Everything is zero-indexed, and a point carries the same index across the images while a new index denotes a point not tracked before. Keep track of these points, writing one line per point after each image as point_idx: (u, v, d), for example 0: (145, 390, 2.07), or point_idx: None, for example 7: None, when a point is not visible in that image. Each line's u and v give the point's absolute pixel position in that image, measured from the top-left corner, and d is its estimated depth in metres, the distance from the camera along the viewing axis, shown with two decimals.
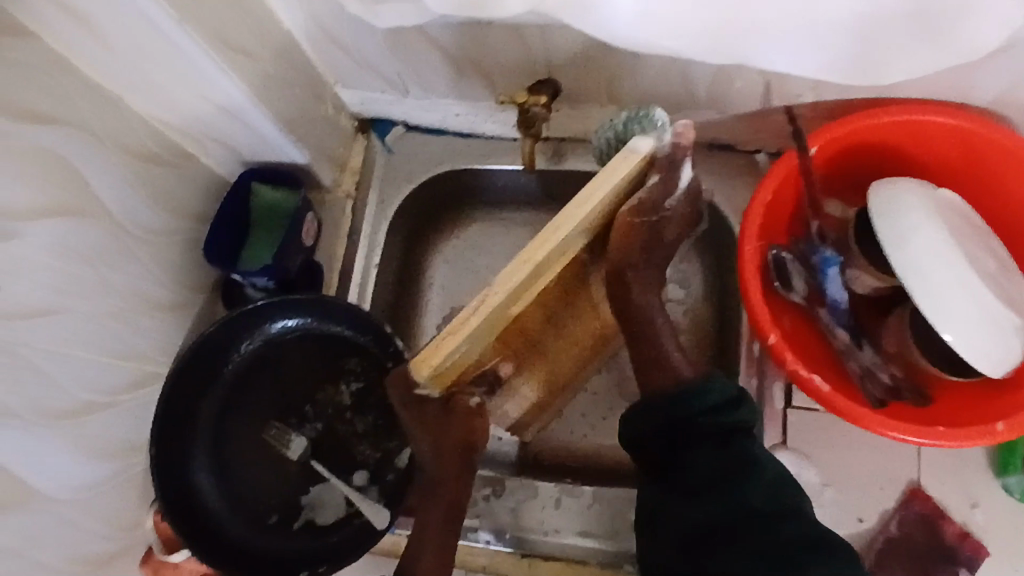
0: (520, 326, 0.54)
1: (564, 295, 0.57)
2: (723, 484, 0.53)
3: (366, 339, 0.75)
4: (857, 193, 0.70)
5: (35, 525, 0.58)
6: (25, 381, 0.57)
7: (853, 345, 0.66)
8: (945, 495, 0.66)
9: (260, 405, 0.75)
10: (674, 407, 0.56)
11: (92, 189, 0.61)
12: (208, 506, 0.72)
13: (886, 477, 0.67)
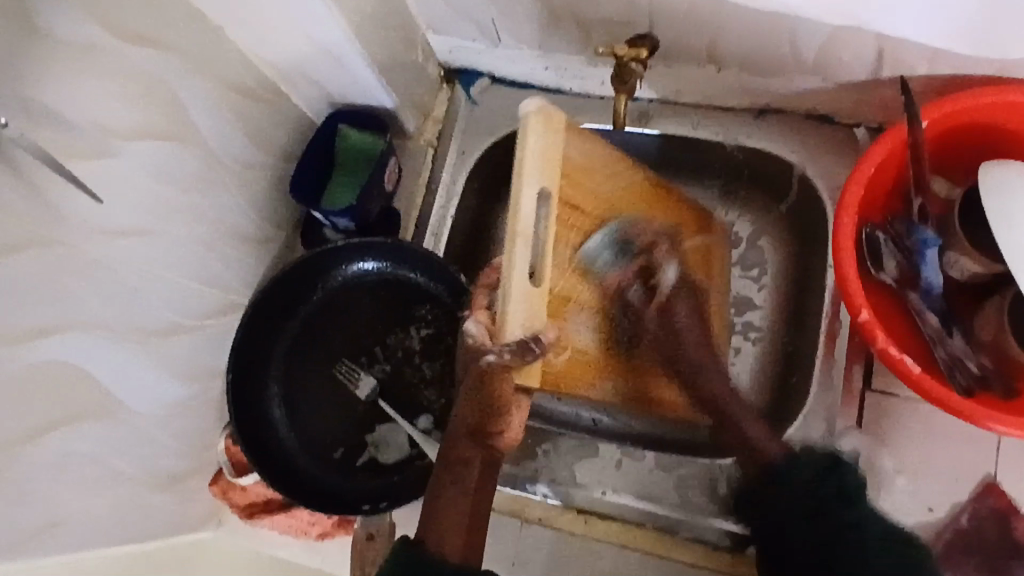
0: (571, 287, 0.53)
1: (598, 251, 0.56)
2: (836, 542, 0.54)
3: (438, 286, 0.75)
4: (962, 175, 0.67)
5: (114, 431, 0.61)
6: (118, 295, 0.59)
7: (944, 331, 0.64)
8: (1023, 495, 0.63)
9: (332, 342, 0.76)
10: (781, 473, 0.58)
11: (191, 116, 0.63)
12: (278, 434, 0.74)
13: (962, 471, 0.64)
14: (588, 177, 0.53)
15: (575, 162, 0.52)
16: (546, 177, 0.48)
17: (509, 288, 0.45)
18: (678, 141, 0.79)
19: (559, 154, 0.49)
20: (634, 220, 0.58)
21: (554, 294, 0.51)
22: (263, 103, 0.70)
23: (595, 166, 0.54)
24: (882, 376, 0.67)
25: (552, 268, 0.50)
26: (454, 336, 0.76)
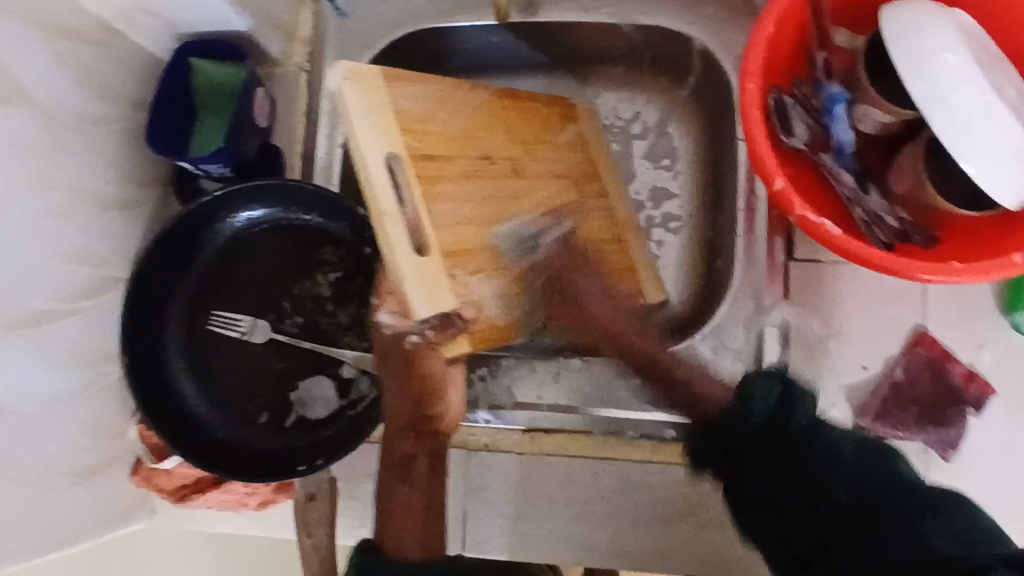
0: (478, 232, 0.57)
1: (489, 187, 0.59)
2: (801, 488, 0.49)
3: (339, 225, 0.69)
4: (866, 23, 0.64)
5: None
6: None
7: (860, 189, 0.62)
8: (954, 340, 0.64)
9: (233, 302, 0.70)
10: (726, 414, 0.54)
11: (10, 70, 0.52)
12: (192, 409, 0.68)
13: (892, 325, 0.64)
14: (436, 126, 0.57)
15: (413, 114, 0.56)
16: (385, 149, 0.54)
17: (397, 269, 0.52)
18: (569, 26, 0.74)
19: (391, 109, 0.54)
20: (497, 145, 0.61)
21: (451, 251, 0.55)
22: (95, 44, 0.60)
23: (441, 109, 0.58)
24: (804, 244, 0.66)
25: (437, 229, 0.55)
26: (366, 276, 0.71)
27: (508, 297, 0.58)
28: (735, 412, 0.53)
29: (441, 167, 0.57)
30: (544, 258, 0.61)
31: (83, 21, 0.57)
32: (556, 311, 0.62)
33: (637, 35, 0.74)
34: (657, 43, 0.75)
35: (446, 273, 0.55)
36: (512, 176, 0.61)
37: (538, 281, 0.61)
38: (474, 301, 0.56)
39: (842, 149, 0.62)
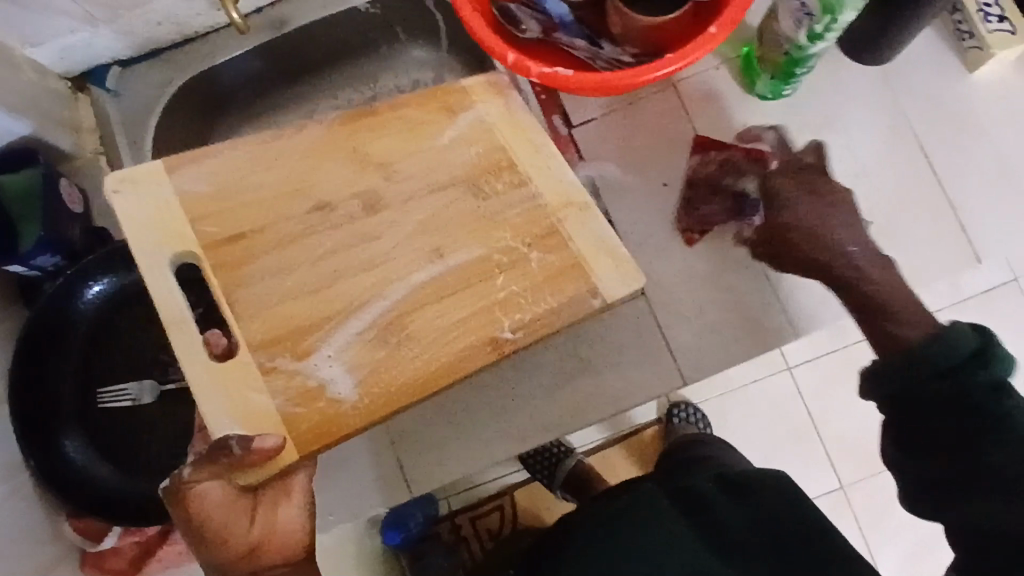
0: (302, 325, 0.51)
1: (307, 256, 0.52)
2: (941, 419, 0.54)
3: None
4: None
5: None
6: None
7: (593, 47, 0.72)
8: (721, 130, 0.73)
9: (112, 373, 0.73)
10: (939, 361, 0.53)
11: None
12: (109, 488, 0.70)
13: (671, 140, 0.74)
14: (232, 199, 0.52)
15: (201, 196, 0.52)
16: (174, 248, 0.51)
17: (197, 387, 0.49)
18: (318, 26, 0.83)
19: (177, 200, 0.52)
20: (325, 189, 0.54)
21: (264, 362, 0.50)
22: None
23: (259, 163, 0.53)
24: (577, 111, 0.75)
25: (244, 326, 0.51)
26: None
27: (375, 371, 0.50)
28: (932, 348, 0.54)
29: (251, 244, 0.52)
30: (412, 302, 0.52)
31: None
32: (465, 361, 0.51)
33: (376, 10, 0.84)
34: (400, 11, 0.85)
35: (264, 368, 0.50)
36: (361, 217, 0.53)
37: (410, 338, 0.51)
38: (309, 389, 0.50)
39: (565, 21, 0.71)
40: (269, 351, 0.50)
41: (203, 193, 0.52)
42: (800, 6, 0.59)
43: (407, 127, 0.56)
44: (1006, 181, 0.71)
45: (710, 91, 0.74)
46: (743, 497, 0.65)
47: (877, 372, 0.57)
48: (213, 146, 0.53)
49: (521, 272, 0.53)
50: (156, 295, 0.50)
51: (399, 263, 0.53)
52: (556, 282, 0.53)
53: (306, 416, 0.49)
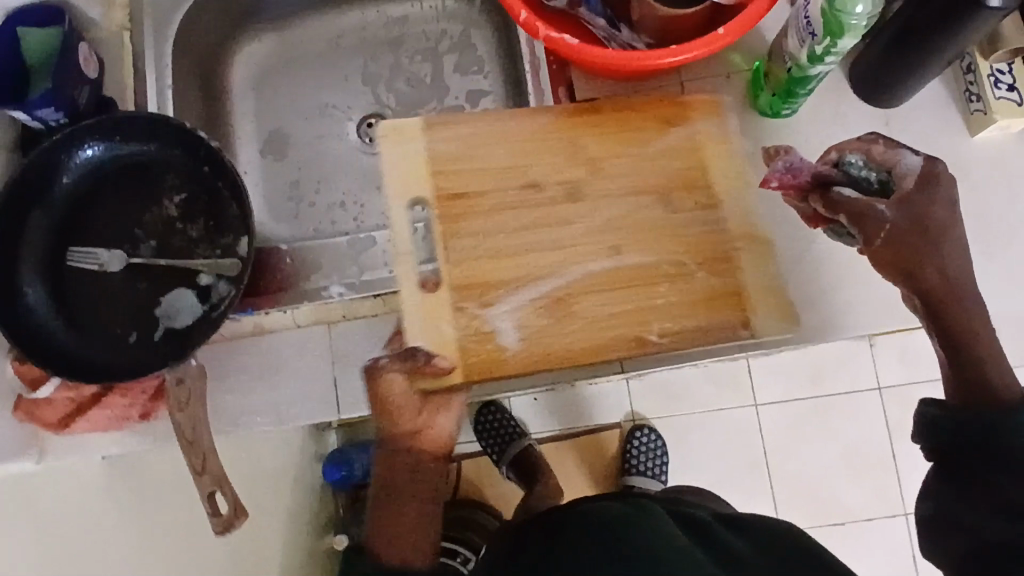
0: (585, 249, 0.66)
1: (539, 210, 0.66)
2: (992, 480, 0.53)
3: (176, 149, 0.77)
4: None
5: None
6: None
7: (612, 28, 0.73)
8: None
9: (85, 235, 0.75)
10: (998, 418, 0.53)
11: None
12: (58, 341, 0.71)
13: None
14: (473, 159, 0.65)
15: (446, 157, 0.65)
16: (405, 195, 0.64)
17: (402, 302, 0.63)
18: None
19: (425, 154, 0.65)
20: (552, 163, 0.67)
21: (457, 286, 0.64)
22: None
23: (474, 148, 0.66)
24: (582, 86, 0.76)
25: (450, 268, 0.64)
26: (208, 192, 0.77)
27: (540, 330, 0.64)
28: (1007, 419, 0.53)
29: (468, 203, 0.66)
30: (581, 288, 0.65)
31: None
32: (607, 347, 0.64)
33: None
34: None
35: (455, 305, 0.64)
36: (567, 199, 0.67)
37: (563, 321, 0.65)
38: (489, 330, 0.64)
39: None
40: (474, 280, 0.64)
41: (438, 152, 0.65)
42: (806, 25, 0.60)
43: (615, 132, 0.68)
44: (989, 265, 0.72)
45: (714, 95, 0.75)
46: (710, 538, 0.63)
47: (932, 424, 0.57)
48: (460, 116, 0.66)
49: (684, 283, 0.66)
50: (397, 227, 0.64)
51: (590, 248, 0.66)
52: (713, 307, 0.66)
53: (478, 349, 0.63)
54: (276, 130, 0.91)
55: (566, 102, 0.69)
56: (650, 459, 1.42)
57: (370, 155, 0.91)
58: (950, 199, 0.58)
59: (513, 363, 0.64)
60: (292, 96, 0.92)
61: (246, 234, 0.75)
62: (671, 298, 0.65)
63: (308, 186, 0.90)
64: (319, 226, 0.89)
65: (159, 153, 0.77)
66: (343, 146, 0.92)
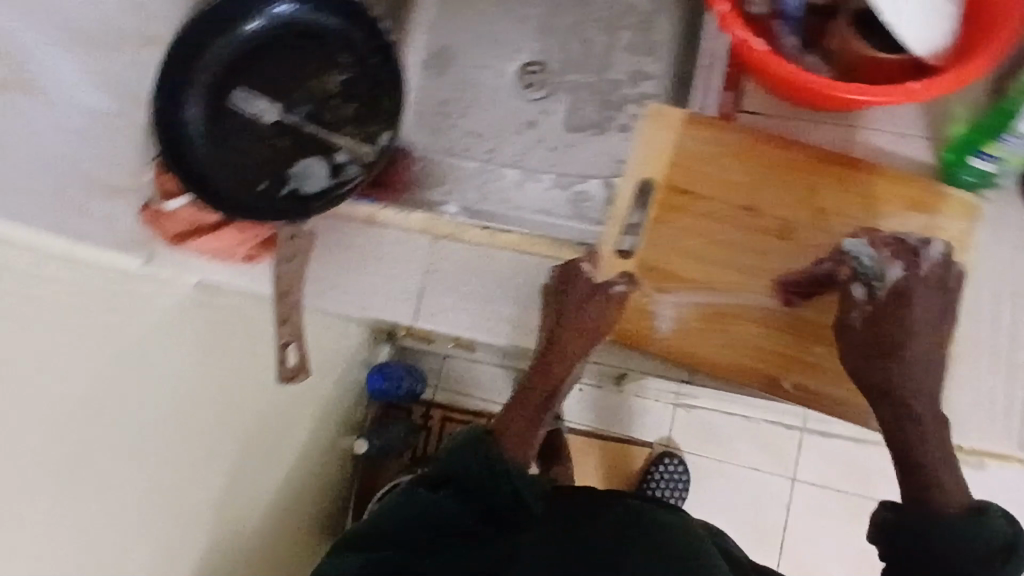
0: (756, 283, 0.70)
1: (807, 237, 0.70)
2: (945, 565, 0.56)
3: (357, 31, 0.80)
4: None
5: (40, 125, 0.64)
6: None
7: (801, 50, 0.72)
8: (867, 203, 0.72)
9: (254, 81, 0.81)
10: (954, 526, 0.57)
11: None
12: (202, 165, 0.78)
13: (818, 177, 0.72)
14: (708, 168, 0.72)
15: (690, 153, 0.72)
16: (638, 172, 0.73)
17: (596, 258, 0.72)
18: None
19: (674, 146, 0.72)
20: (798, 199, 0.71)
21: (642, 265, 0.72)
22: None
23: (720, 157, 0.72)
24: (752, 98, 0.75)
25: (647, 248, 0.72)
26: (370, 81, 0.81)
27: (690, 333, 0.70)
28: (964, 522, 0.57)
29: (688, 202, 0.72)
30: (743, 314, 0.70)
31: None
32: (731, 370, 0.70)
33: None
34: None
35: (635, 280, 0.71)
36: (774, 235, 0.71)
37: (723, 330, 0.70)
38: (647, 311, 0.71)
39: (789, 13, 0.71)
40: (661, 270, 0.71)
41: (681, 143, 0.72)
42: None
43: (862, 195, 0.70)
44: None
45: (879, 152, 0.73)
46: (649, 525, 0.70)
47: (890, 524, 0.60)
48: (716, 123, 0.72)
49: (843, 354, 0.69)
50: (619, 199, 0.73)
51: (756, 286, 0.70)
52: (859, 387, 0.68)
53: (635, 321, 0.71)
54: (445, 48, 0.94)
55: (802, 146, 0.72)
56: (670, 488, 1.41)
57: (522, 100, 0.93)
58: (933, 304, 0.63)
59: (656, 345, 0.71)
60: (469, 20, 0.95)
61: (390, 130, 0.79)
62: (810, 355, 0.69)
63: (456, 108, 0.93)
64: (453, 148, 0.91)
65: (341, 29, 0.81)
66: (499, 82, 0.94)
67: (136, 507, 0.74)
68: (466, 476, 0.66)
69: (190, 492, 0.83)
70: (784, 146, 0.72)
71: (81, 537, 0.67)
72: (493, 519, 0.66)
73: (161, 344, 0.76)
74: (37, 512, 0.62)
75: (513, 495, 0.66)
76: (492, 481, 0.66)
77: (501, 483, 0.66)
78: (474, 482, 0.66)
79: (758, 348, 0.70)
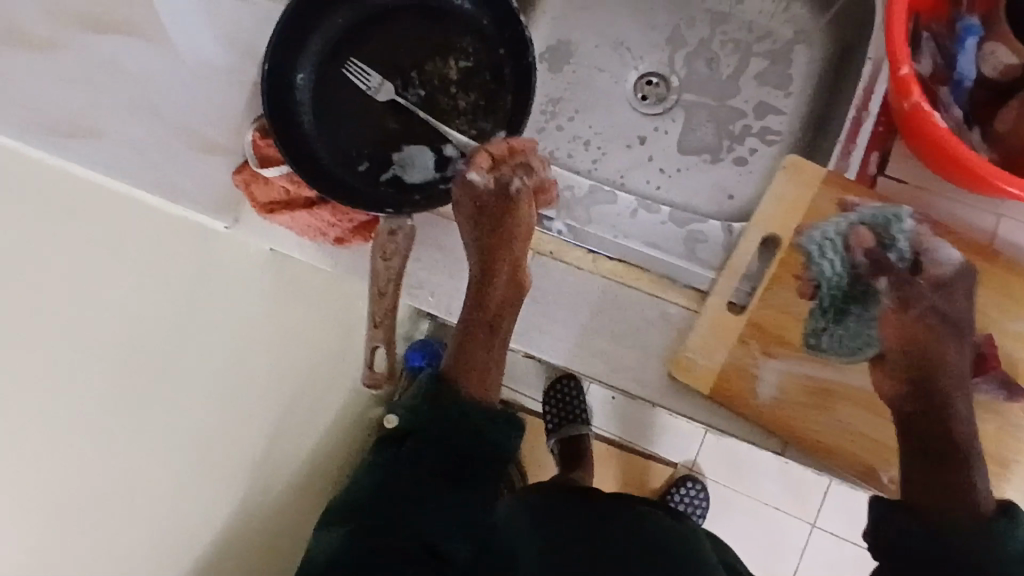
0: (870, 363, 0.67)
1: None
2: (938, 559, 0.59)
3: (487, 18, 0.75)
4: None
5: (139, 63, 0.68)
6: None
7: (964, 124, 0.68)
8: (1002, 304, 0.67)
9: (369, 54, 0.76)
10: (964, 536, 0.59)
11: None
12: (305, 135, 0.74)
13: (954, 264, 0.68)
14: (841, 232, 0.68)
15: (823, 214, 0.68)
16: (763, 224, 0.69)
17: (704, 306, 0.69)
18: None
19: (806, 203, 0.69)
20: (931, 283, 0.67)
21: (751, 322, 0.68)
22: None
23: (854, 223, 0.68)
24: (897, 162, 0.70)
25: (760, 305, 0.68)
26: (492, 74, 0.76)
27: (792, 403, 0.67)
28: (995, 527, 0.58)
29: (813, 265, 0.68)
30: (852, 393, 0.67)
31: None
32: (829, 449, 0.67)
33: None
34: None
35: (742, 337, 0.68)
36: (899, 316, 0.67)
37: (829, 407, 0.67)
38: (750, 372, 0.67)
39: (960, 83, 0.67)
40: (773, 331, 0.67)
41: (815, 201, 0.69)
42: None
43: (998, 291, 0.67)
44: None
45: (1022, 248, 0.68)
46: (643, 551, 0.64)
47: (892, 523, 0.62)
48: (855, 187, 0.69)
49: None
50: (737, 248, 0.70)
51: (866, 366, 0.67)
52: None
53: (735, 383, 0.68)
54: (564, 44, 0.89)
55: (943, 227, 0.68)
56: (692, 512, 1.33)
57: (636, 112, 0.88)
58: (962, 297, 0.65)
59: (753, 410, 0.67)
60: (593, 18, 0.89)
61: (506, 131, 0.75)
62: None
63: (565, 109, 0.88)
64: (556, 151, 0.87)
65: (470, 12, 0.76)
66: (614, 90, 0.89)
67: (179, 481, 0.68)
68: (453, 436, 0.65)
69: (237, 469, 0.74)
70: (926, 225, 0.67)
71: (116, 494, 0.63)
72: (469, 533, 0.61)
73: (230, 315, 0.74)
74: (75, 478, 0.61)
75: (480, 447, 0.65)
76: (445, 433, 0.65)
77: (453, 406, 0.67)
78: (455, 441, 0.65)
79: (860, 431, 0.67)
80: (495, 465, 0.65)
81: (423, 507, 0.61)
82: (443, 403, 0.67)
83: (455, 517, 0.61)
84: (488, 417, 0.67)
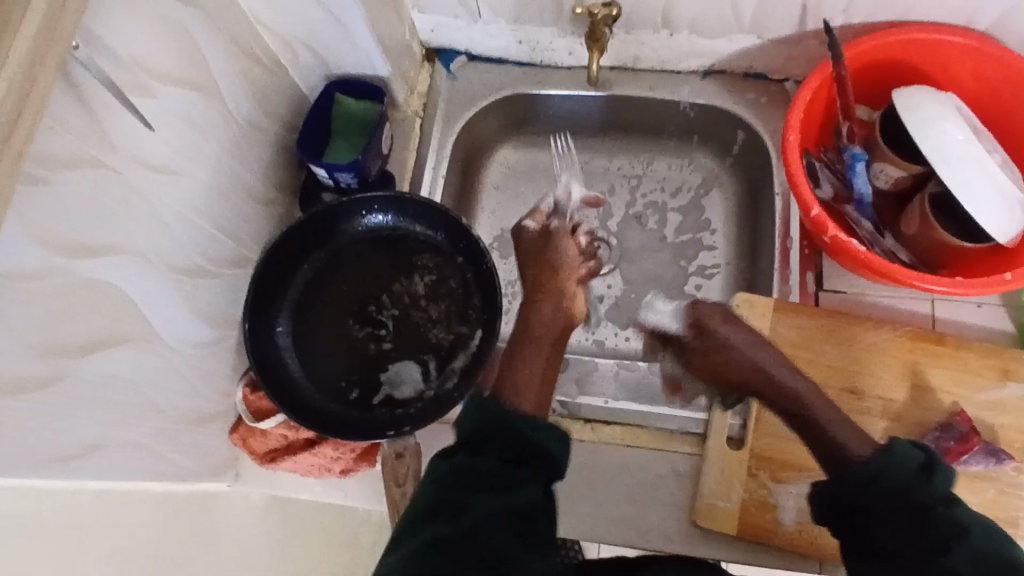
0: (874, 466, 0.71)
1: (916, 414, 0.72)
2: (941, 546, 0.48)
3: (440, 235, 0.83)
4: (876, 99, 0.82)
5: (138, 368, 0.63)
6: (140, 223, 0.61)
7: (876, 232, 0.77)
8: (969, 379, 0.72)
9: (342, 289, 0.82)
10: (859, 472, 0.54)
11: (210, 67, 0.67)
12: (294, 380, 0.77)
13: (918, 351, 0.73)
14: (807, 351, 0.74)
15: (788, 339, 0.75)
16: None
17: (709, 449, 0.72)
18: (632, 101, 0.91)
19: (769, 331, 0.75)
20: (897, 376, 0.73)
21: (753, 452, 0.72)
22: (270, 72, 0.76)
23: (818, 341, 0.74)
24: (831, 277, 0.79)
25: (757, 437, 0.72)
26: (458, 281, 0.82)
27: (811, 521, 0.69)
28: (876, 463, 0.54)
29: None
30: None
31: (265, 51, 0.74)
32: None
33: (691, 112, 0.90)
34: (702, 122, 0.92)
35: (751, 470, 0.71)
36: (883, 415, 0.72)
37: None
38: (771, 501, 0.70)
39: (862, 199, 0.77)
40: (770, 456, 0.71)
41: (778, 332, 0.75)
42: None
43: (964, 367, 0.72)
44: None
45: (964, 324, 0.76)
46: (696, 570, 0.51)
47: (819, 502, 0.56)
48: (813, 309, 0.75)
49: None
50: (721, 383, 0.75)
51: None
52: None
53: (758, 516, 0.70)
54: (509, 232, 0.97)
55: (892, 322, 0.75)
56: None
57: None
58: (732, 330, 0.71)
59: (784, 539, 0.69)
60: (529, 203, 0.98)
61: (482, 329, 0.80)
62: None
63: None
64: None
65: (425, 229, 0.83)
66: None
67: None
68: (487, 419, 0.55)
69: None
70: (878, 326, 0.74)
71: None
72: (521, 528, 0.49)
73: None
74: None
75: (541, 450, 0.53)
76: (501, 440, 0.54)
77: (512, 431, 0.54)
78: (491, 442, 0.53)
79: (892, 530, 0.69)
80: (546, 488, 0.53)
81: (469, 498, 0.49)
82: (495, 414, 0.55)
83: (509, 515, 0.49)
84: (541, 434, 0.54)
